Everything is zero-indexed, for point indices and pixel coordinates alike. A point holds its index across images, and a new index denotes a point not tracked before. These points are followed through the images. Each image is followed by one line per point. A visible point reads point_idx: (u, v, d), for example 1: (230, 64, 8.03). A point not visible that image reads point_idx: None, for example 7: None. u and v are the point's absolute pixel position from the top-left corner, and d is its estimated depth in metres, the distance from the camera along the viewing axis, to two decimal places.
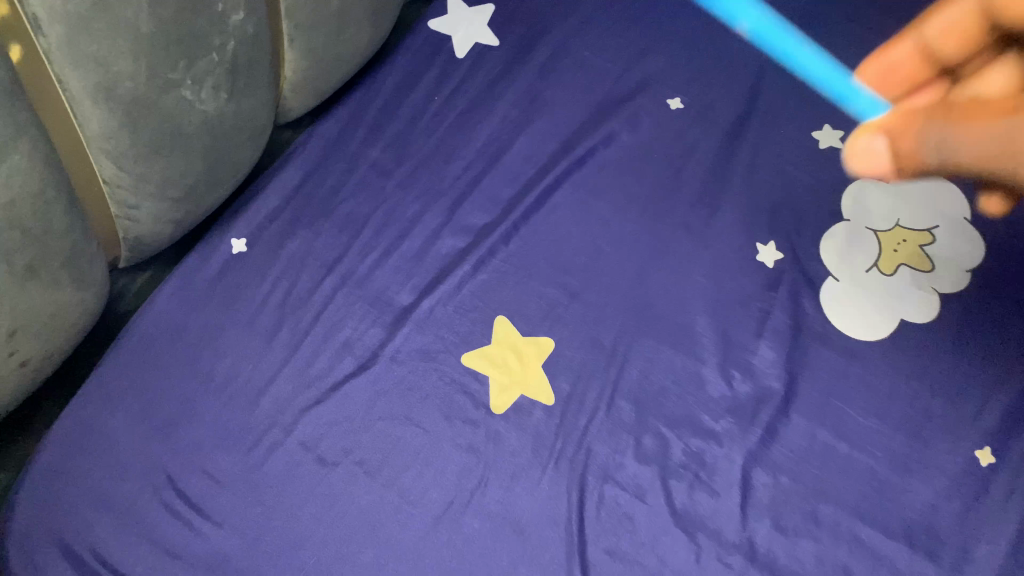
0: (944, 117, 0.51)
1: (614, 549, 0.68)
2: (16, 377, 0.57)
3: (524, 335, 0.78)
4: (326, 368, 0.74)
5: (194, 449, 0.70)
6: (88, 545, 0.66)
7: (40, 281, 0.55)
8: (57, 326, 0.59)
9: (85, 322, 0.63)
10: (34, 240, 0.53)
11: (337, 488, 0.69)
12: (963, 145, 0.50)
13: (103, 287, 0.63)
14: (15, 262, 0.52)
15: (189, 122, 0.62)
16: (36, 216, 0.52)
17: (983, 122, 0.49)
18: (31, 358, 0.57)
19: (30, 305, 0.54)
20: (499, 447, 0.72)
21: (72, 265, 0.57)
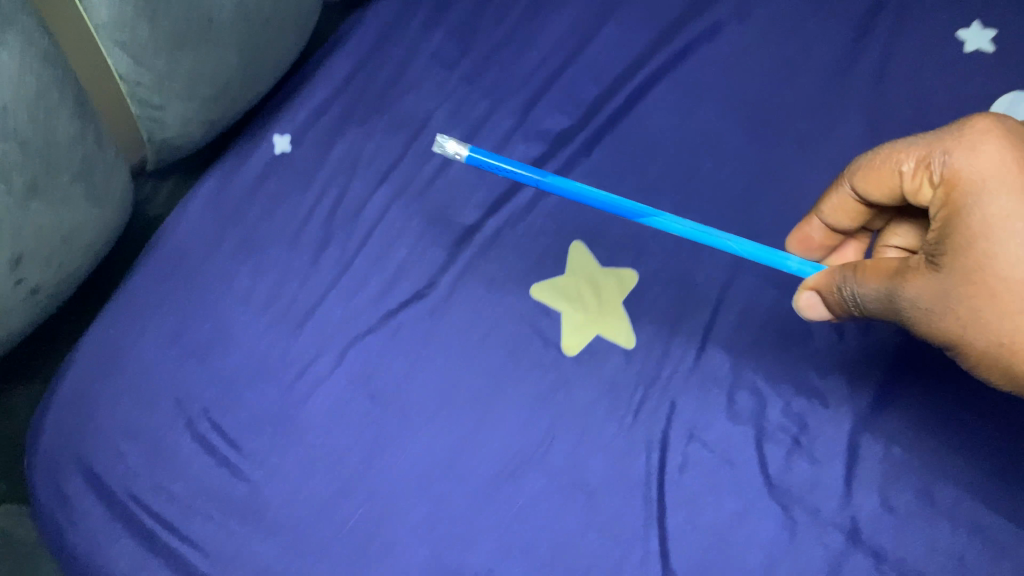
0: (852, 268, 0.51)
1: (696, 519, 0.60)
2: (27, 302, 0.52)
3: (604, 266, 0.68)
4: (380, 293, 0.66)
5: (232, 378, 0.63)
6: (117, 478, 0.60)
7: (45, 201, 0.49)
8: (73, 246, 0.53)
9: (104, 242, 0.58)
10: (34, 155, 0.47)
11: (389, 432, 0.62)
12: (867, 302, 0.50)
13: (122, 204, 0.58)
14: (12, 180, 0.46)
15: (218, 11, 0.57)
16: (35, 125, 0.46)
17: (870, 284, 0.50)
18: (42, 286, 0.52)
19: (36, 229, 0.49)
20: (571, 394, 0.63)
21: (84, 182, 0.52)
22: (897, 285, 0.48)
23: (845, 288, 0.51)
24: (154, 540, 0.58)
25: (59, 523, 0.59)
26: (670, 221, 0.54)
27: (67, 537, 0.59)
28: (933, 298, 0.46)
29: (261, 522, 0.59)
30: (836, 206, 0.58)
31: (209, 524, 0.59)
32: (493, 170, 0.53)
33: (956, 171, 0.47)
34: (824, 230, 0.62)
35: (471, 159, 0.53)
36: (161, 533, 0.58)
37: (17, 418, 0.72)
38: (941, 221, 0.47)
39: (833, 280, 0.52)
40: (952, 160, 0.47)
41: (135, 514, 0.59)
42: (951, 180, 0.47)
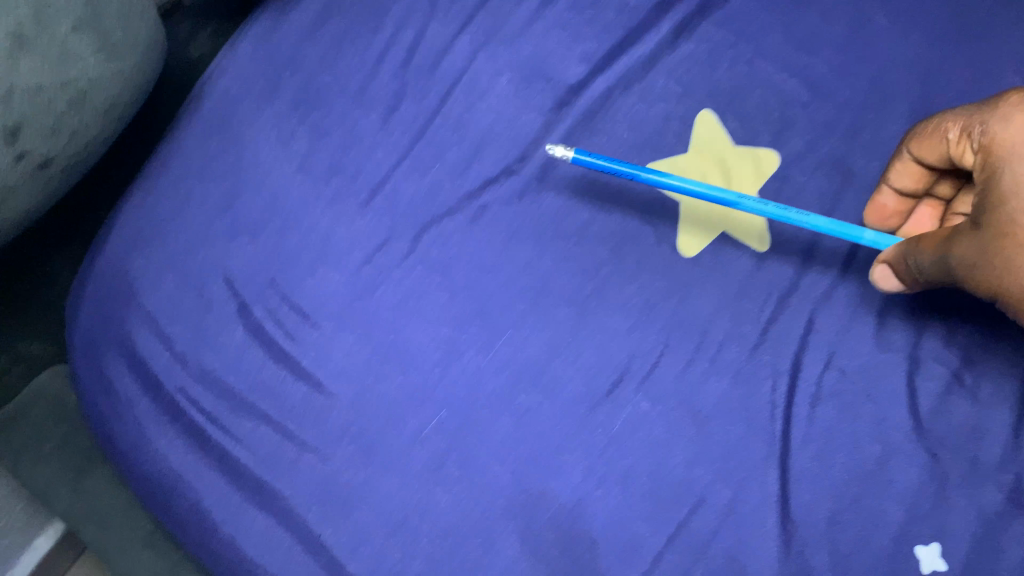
0: (916, 237, 0.46)
1: (827, 460, 0.51)
2: (47, 167, 0.50)
3: (735, 144, 0.55)
4: (461, 165, 0.55)
5: (288, 259, 0.54)
6: (159, 367, 0.53)
7: (36, 57, 0.45)
8: (86, 104, 0.51)
9: (126, 94, 0.55)
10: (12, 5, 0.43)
11: (468, 334, 0.53)
12: (929, 272, 0.45)
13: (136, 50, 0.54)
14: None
15: None
16: None
17: (925, 252, 0.45)
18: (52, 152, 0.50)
19: (32, 90, 0.46)
20: (685, 305, 0.53)
21: (77, 33, 0.48)
22: (949, 246, 0.44)
23: (907, 259, 0.46)
24: (203, 439, 0.52)
25: (104, 411, 0.54)
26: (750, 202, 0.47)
27: (113, 426, 0.54)
28: (986, 253, 0.42)
29: (320, 427, 0.52)
30: (901, 171, 0.52)
31: (264, 426, 0.52)
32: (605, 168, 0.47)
33: (994, 137, 0.45)
34: (897, 196, 0.53)
35: (578, 161, 0.47)
36: (210, 432, 0.52)
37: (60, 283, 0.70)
38: (982, 183, 0.44)
39: (898, 252, 0.47)
40: (991, 127, 0.45)
41: (181, 408, 0.52)
42: (991, 146, 0.45)
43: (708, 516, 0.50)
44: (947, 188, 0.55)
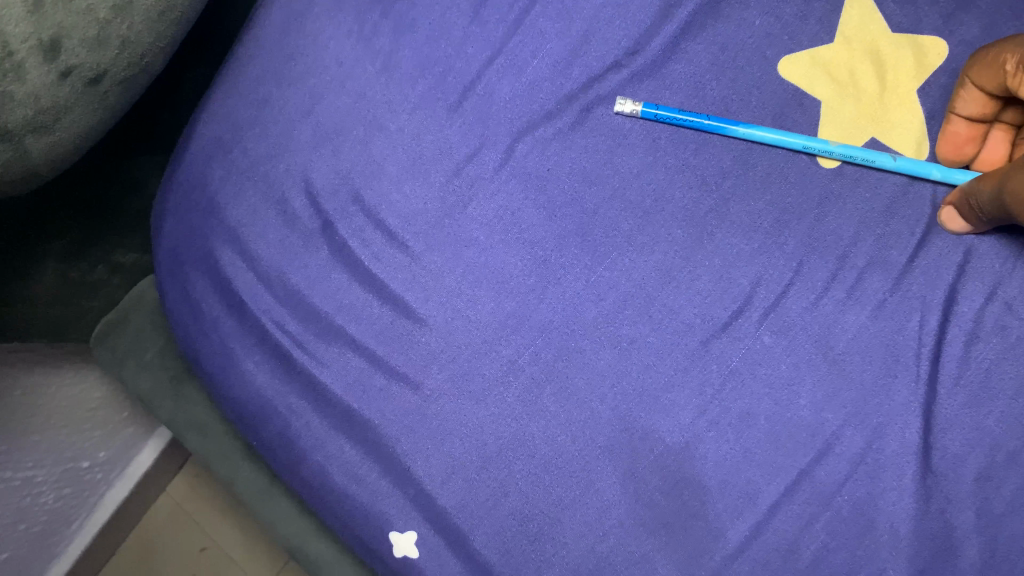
0: (978, 176, 0.43)
1: (982, 408, 0.44)
2: (97, 87, 0.44)
3: (894, 34, 0.47)
4: (564, 61, 0.48)
5: (373, 170, 0.49)
6: (240, 285, 0.51)
7: None
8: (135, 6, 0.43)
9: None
10: None
11: (570, 254, 0.47)
12: (987, 213, 0.42)
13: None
14: None
15: None
16: None
17: (982, 190, 0.42)
18: (106, 66, 0.43)
19: None
20: (820, 226, 0.46)
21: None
22: (1003, 183, 0.41)
23: (968, 199, 0.43)
24: (289, 362, 0.50)
25: (190, 330, 0.52)
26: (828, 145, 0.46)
27: (200, 346, 0.52)
28: None
29: (411, 353, 0.48)
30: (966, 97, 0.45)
31: (351, 352, 0.49)
32: (682, 123, 0.47)
33: None
34: (967, 124, 0.46)
35: (646, 113, 0.47)
36: (296, 355, 0.50)
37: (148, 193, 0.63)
38: None
39: (962, 191, 0.44)
40: None
41: (266, 330, 0.50)
42: None
43: (836, 465, 0.44)
44: (1018, 115, 0.47)
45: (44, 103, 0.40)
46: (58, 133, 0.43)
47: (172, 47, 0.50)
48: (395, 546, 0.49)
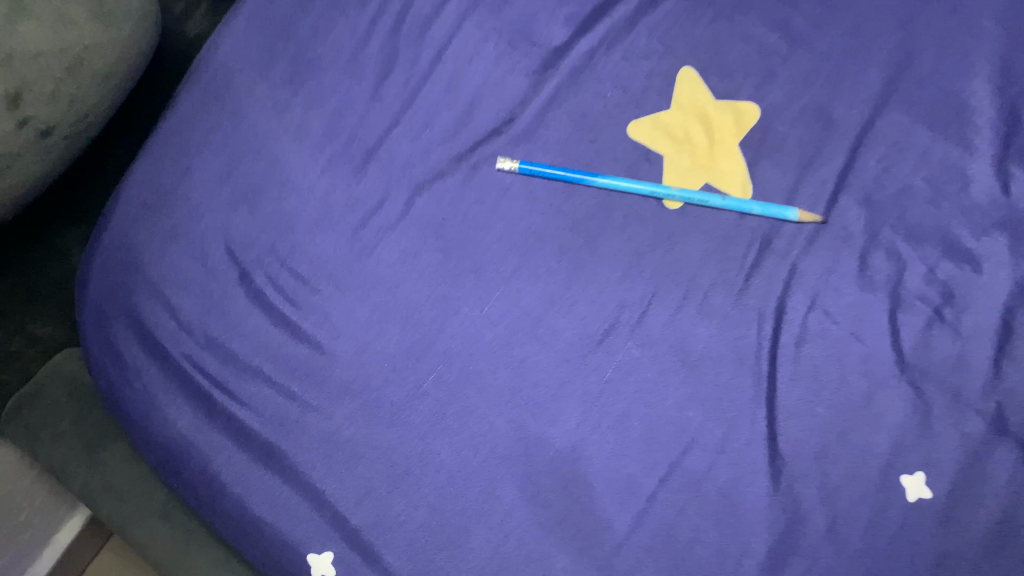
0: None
1: (814, 399, 0.52)
2: (45, 137, 0.54)
3: (718, 100, 0.57)
4: (452, 130, 0.57)
5: (287, 225, 0.55)
6: (162, 333, 0.55)
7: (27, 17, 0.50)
8: (84, 68, 0.55)
9: (121, 68, 0.60)
10: None
11: (467, 289, 0.54)
12: None
13: (127, 25, 0.59)
14: None
15: None
16: None
17: None
18: (59, 123, 0.55)
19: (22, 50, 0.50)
20: (672, 255, 0.54)
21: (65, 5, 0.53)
22: None
23: None
24: (209, 401, 0.54)
25: (113, 379, 0.56)
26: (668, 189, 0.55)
27: (122, 394, 0.56)
28: None
29: (328, 382, 0.53)
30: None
31: (268, 388, 0.54)
32: (549, 177, 0.55)
33: None
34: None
35: (521, 169, 0.55)
36: (217, 395, 0.54)
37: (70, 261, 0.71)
38: None
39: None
40: None
41: (188, 374, 0.54)
42: None
43: (701, 455, 0.52)
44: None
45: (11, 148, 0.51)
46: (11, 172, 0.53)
47: (109, 114, 0.62)
48: (313, 566, 0.52)
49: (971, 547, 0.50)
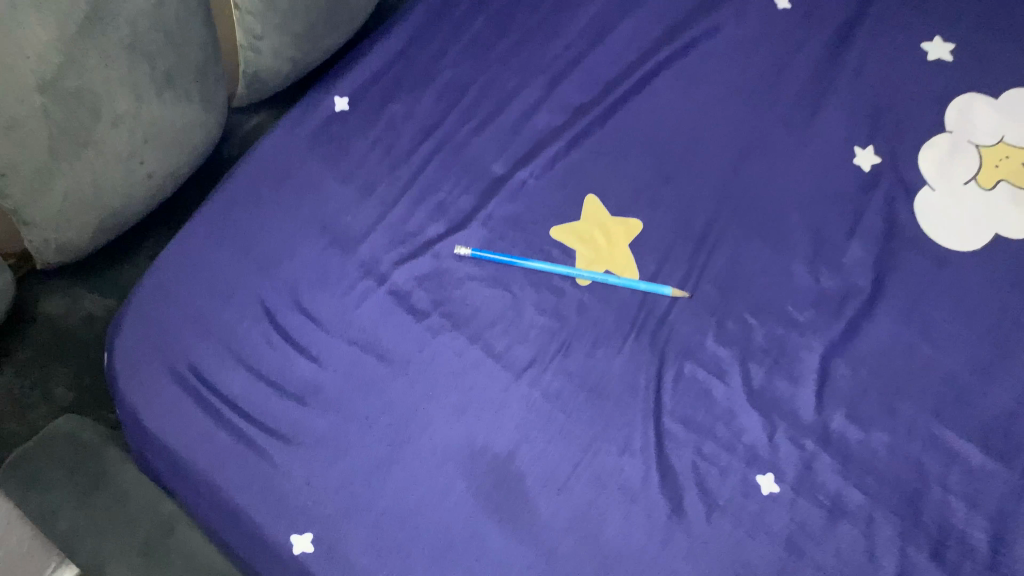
0: None
1: (689, 420, 0.69)
2: (143, 184, 0.63)
3: (614, 215, 0.78)
4: (419, 228, 0.76)
5: (292, 288, 0.72)
6: (188, 364, 0.70)
7: (174, 93, 0.60)
8: (178, 140, 0.64)
9: (188, 157, 0.66)
10: (173, 50, 0.58)
11: (428, 336, 0.71)
12: None
13: (218, 114, 0.68)
14: (157, 70, 0.57)
15: None
16: (177, 22, 0.56)
17: None
18: (156, 171, 0.63)
19: (162, 115, 0.60)
20: (584, 316, 0.73)
21: (186, 83, 0.61)
22: None
23: None
24: (221, 417, 0.68)
25: (138, 401, 0.69)
26: (578, 271, 0.74)
27: (143, 412, 0.68)
28: None
29: (318, 402, 0.68)
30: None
31: (269, 405, 0.68)
32: (492, 261, 0.75)
33: None
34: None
35: (472, 255, 0.75)
36: (226, 411, 0.68)
37: (94, 328, 0.85)
38: None
39: None
40: None
41: (204, 395, 0.69)
42: None
43: (607, 458, 0.67)
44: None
45: (123, 184, 0.61)
46: (87, 208, 0.60)
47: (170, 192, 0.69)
48: (294, 545, 0.64)
49: (810, 527, 0.65)
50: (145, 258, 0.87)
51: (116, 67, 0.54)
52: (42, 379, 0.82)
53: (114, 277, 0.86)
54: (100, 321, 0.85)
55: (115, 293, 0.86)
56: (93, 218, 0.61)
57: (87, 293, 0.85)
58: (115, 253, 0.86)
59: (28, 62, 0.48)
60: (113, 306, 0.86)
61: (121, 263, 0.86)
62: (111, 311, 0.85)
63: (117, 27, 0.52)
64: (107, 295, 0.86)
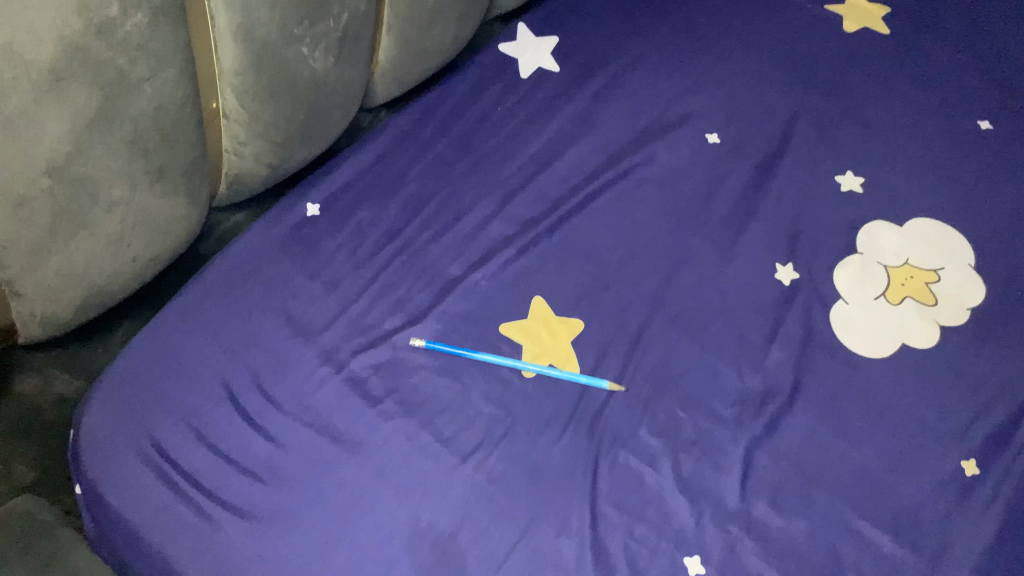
0: None
1: (622, 504, 0.74)
2: (125, 267, 0.70)
3: (558, 315, 0.85)
4: (379, 321, 0.82)
5: (254, 373, 0.78)
6: (151, 441, 0.73)
7: (164, 186, 0.68)
8: (161, 229, 0.71)
9: (168, 246, 0.74)
10: (167, 148, 0.65)
11: (380, 420, 0.76)
12: None
13: (201, 209, 0.75)
14: (151, 163, 0.65)
15: (324, 89, 0.77)
16: (174, 124, 0.64)
17: None
18: (139, 255, 0.70)
19: (150, 205, 0.67)
20: (527, 406, 0.78)
21: (176, 178, 0.68)
22: None
23: None
24: (179, 490, 0.71)
25: (98, 475, 0.71)
26: (523, 364, 0.81)
27: (104, 486, 0.71)
28: None
29: (273, 480, 0.72)
30: None
31: (225, 481, 0.72)
32: (444, 352, 0.81)
33: None
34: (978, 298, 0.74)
35: (426, 345, 0.81)
36: (184, 484, 0.71)
37: (64, 409, 0.88)
38: None
39: None
40: None
41: (165, 470, 0.72)
42: None
43: (545, 538, 0.71)
44: None
45: (107, 266, 0.68)
46: (74, 285, 0.66)
47: (150, 277, 0.76)
48: None
49: None
50: (117, 343, 0.92)
51: (116, 159, 0.61)
52: (6, 459, 0.85)
53: (86, 359, 0.90)
54: (69, 401, 0.88)
55: (86, 375, 0.90)
56: (79, 294, 0.68)
57: (59, 374, 0.89)
58: (92, 335, 0.91)
59: (42, 150, 0.55)
60: (82, 388, 0.89)
61: (94, 346, 0.91)
62: (80, 392, 0.89)
63: (121, 124, 0.59)
64: (78, 377, 0.89)
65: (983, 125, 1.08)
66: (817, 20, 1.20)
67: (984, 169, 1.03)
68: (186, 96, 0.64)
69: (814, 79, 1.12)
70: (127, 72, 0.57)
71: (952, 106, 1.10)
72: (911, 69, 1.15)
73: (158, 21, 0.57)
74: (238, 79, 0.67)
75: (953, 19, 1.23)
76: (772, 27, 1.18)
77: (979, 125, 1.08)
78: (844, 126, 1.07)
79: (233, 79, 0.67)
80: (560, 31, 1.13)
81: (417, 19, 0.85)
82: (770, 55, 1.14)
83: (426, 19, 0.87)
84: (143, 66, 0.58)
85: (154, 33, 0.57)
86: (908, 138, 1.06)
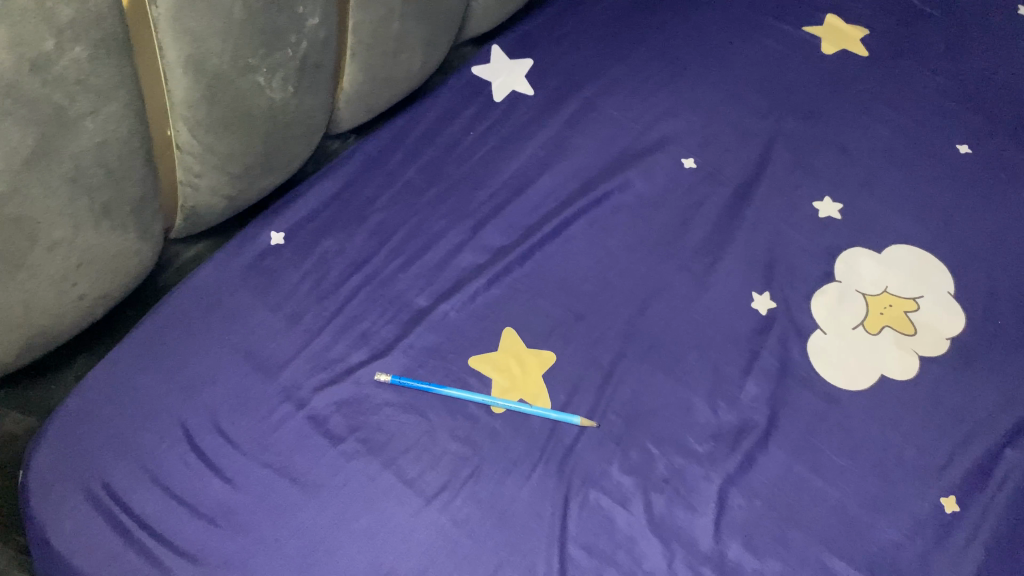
0: None
1: (592, 546, 0.71)
2: (72, 305, 0.68)
3: (528, 348, 0.83)
4: (343, 355, 0.80)
5: (211, 412, 0.75)
6: (101, 485, 0.70)
7: (111, 222, 0.65)
8: (111, 266, 0.69)
9: (118, 282, 0.71)
10: (115, 184, 0.63)
11: (341, 461, 0.73)
12: None
13: (155, 243, 0.73)
14: (97, 199, 0.62)
15: (283, 119, 0.75)
16: (120, 160, 0.62)
17: None
18: (87, 293, 0.68)
19: (97, 242, 0.65)
20: (495, 444, 0.76)
21: (124, 214, 0.66)
22: None
23: None
24: (129, 537, 0.68)
25: (45, 521, 0.68)
26: (491, 399, 0.78)
27: (51, 533, 0.68)
28: None
29: (228, 525, 0.69)
30: None
31: (178, 527, 0.69)
32: (411, 387, 0.79)
33: None
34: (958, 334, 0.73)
35: (391, 380, 0.78)
36: (134, 530, 0.68)
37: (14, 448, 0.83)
38: None
39: None
40: None
41: (115, 515, 0.69)
42: None
43: None
44: None
45: (50, 305, 0.65)
46: (16, 325, 0.64)
47: (101, 313, 0.74)
48: None
49: None
50: (70, 378, 0.88)
51: (57, 197, 0.59)
52: None
53: (39, 395, 0.86)
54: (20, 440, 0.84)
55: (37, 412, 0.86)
56: (24, 335, 0.66)
57: (9, 412, 0.85)
58: (44, 370, 0.87)
59: None
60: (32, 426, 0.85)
61: (47, 382, 0.87)
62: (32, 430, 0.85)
63: (62, 162, 0.57)
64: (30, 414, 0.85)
65: (962, 149, 1.07)
66: (795, 43, 1.19)
67: (963, 194, 1.02)
68: (133, 130, 0.61)
69: (791, 103, 1.11)
70: (65, 108, 0.55)
71: (931, 130, 1.09)
72: (889, 92, 1.14)
73: (98, 55, 0.54)
74: (190, 112, 0.65)
75: (931, 42, 1.22)
76: (749, 50, 1.17)
77: (958, 149, 1.07)
78: (822, 150, 1.05)
79: (185, 112, 0.65)
80: (535, 54, 1.12)
81: (384, 44, 0.83)
82: (747, 79, 1.13)
83: (393, 45, 0.85)
84: (83, 101, 0.56)
85: (94, 68, 0.55)
86: (886, 163, 1.05)
